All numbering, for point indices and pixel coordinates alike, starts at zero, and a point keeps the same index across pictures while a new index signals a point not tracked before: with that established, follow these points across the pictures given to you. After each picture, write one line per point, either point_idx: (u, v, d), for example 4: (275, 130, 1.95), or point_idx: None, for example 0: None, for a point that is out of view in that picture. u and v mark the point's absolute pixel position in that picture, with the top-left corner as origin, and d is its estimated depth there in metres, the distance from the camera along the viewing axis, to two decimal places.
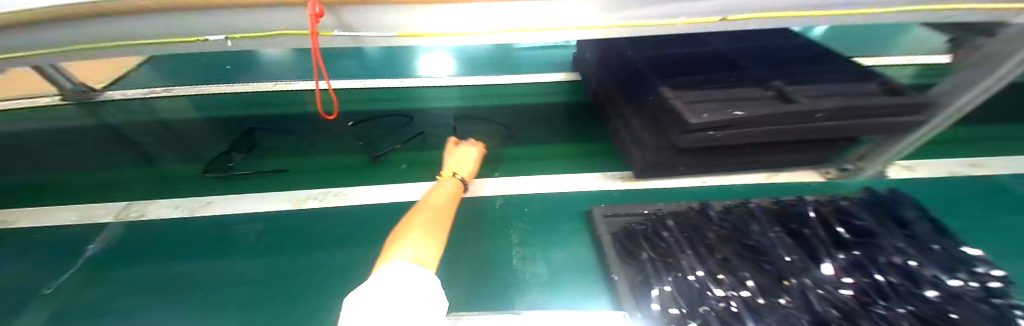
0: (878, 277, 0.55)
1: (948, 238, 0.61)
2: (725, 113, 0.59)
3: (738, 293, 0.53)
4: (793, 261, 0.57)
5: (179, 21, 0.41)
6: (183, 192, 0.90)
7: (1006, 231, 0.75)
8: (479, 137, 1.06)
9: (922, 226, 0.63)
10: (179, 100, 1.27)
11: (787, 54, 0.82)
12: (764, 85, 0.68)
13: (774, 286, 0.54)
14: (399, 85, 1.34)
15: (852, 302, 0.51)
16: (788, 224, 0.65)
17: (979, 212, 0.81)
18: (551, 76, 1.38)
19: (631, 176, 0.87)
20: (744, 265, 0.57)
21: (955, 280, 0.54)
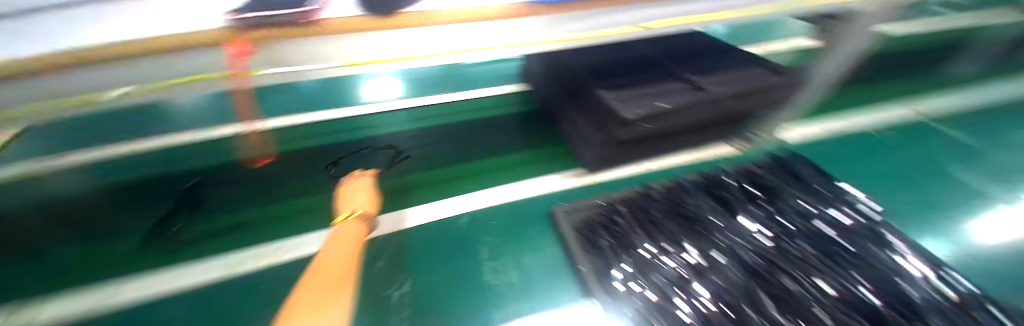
0: (782, 221, 0.67)
1: (826, 178, 0.76)
2: (652, 106, 0.68)
3: (681, 258, 0.63)
4: (719, 221, 0.68)
5: (60, 79, 0.33)
6: (77, 281, 0.74)
7: (866, 167, 1.00)
8: (432, 158, 1.06)
9: (807, 171, 0.79)
10: (53, 168, 1.03)
11: (697, 45, 0.94)
12: (682, 76, 0.78)
13: (707, 243, 0.64)
14: (343, 115, 1.28)
15: (763, 241, 0.63)
16: (711, 187, 0.76)
17: (846, 155, 1.06)
18: (499, 89, 1.42)
19: (583, 171, 0.95)
20: (683, 232, 0.67)
21: (832, 210, 0.68)
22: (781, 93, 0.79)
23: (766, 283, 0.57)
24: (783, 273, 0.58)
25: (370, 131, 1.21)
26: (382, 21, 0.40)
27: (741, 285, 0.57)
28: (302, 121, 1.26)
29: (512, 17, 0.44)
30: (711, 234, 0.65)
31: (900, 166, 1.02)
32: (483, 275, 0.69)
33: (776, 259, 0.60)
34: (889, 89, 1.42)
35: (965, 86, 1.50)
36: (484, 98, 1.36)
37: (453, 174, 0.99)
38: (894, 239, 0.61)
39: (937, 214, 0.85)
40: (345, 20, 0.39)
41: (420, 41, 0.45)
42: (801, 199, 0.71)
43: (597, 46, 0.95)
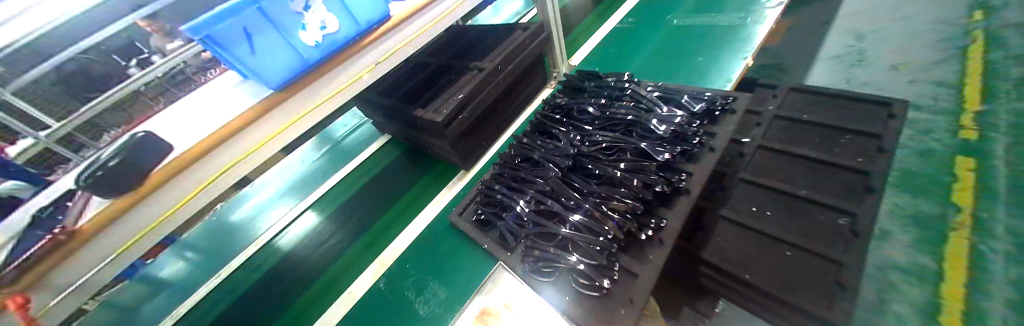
0: (582, 125, 0.87)
1: (597, 78, 0.99)
2: (453, 102, 0.84)
3: (532, 193, 0.78)
4: (545, 150, 0.85)
5: None
6: None
7: (626, 59, 1.44)
8: (339, 245, 1.08)
9: (587, 78, 1.02)
10: None
11: (473, 37, 1.13)
12: (469, 68, 0.95)
13: (543, 171, 0.81)
14: (228, 268, 1.16)
15: (579, 144, 0.82)
16: (540, 129, 0.94)
17: (617, 57, 1.49)
18: (371, 149, 1.46)
19: (462, 173, 1.06)
20: (527, 174, 0.82)
21: (603, 98, 0.91)
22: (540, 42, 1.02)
23: (593, 172, 0.75)
24: (590, 159, 0.77)
25: (265, 262, 1.14)
26: (137, 190, 0.48)
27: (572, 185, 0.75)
28: (182, 302, 1.11)
29: (266, 109, 0.58)
30: (549, 162, 0.82)
31: (647, 48, 1.49)
32: (416, 309, 0.75)
33: (583, 152, 0.79)
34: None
35: None
36: (359, 165, 1.39)
37: (363, 246, 1.03)
38: (645, 99, 0.86)
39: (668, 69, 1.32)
40: (104, 211, 0.46)
41: (209, 161, 0.54)
42: (592, 99, 0.93)
43: (403, 78, 1.07)
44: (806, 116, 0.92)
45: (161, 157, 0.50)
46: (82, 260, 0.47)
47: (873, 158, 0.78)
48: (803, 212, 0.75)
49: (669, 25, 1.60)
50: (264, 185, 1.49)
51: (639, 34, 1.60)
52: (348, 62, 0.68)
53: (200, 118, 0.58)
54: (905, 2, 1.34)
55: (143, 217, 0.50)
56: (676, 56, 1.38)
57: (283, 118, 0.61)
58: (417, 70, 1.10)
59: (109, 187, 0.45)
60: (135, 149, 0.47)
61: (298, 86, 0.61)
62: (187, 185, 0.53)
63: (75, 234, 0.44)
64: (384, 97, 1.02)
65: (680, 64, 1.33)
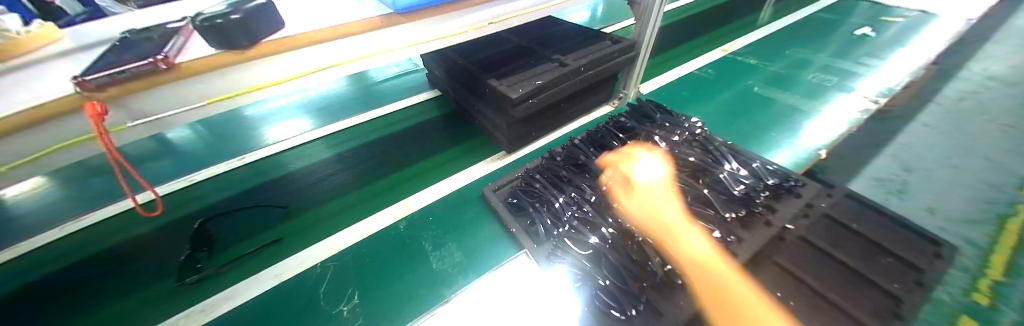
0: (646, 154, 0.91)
1: (670, 115, 1.03)
2: (530, 85, 0.84)
3: (583, 199, 0.81)
4: (601, 162, 0.88)
5: None
6: None
7: (689, 108, 1.46)
8: (362, 175, 1.10)
9: (661, 111, 1.04)
10: None
11: (560, 31, 1.14)
12: (551, 58, 0.95)
13: (594, 181, 0.84)
14: (242, 160, 1.19)
15: None
16: (600, 141, 0.97)
17: (680, 101, 1.51)
18: (411, 100, 1.47)
19: (503, 154, 1.10)
20: (580, 179, 0.86)
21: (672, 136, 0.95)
22: (624, 59, 1.02)
23: (645, 202, 0.79)
24: None
25: (284, 167, 1.16)
26: (244, 52, 0.49)
27: (625, 208, 0.77)
28: (198, 172, 1.15)
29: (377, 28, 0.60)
30: (603, 175, 0.85)
31: (709, 102, 1.50)
32: (432, 263, 0.80)
33: None
34: (703, 50, 1.95)
35: (748, 38, 2.13)
36: (399, 110, 1.41)
37: (388, 185, 1.05)
38: (714, 152, 0.92)
39: (725, 131, 1.34)
40: (212, 58, 0.47)
41: (313, 58, 0.56)
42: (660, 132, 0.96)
43: (482, 46, 1.08)
44: (855, 225, 0.92)
45: (267, 32, 0.52)
46: (174, 94, 0.48)
47: (911, 288, 0.77)
48: (825, 313, 0.74)
49: (736, 89, 1.60)
50: (293, 93, 1.57)
51: (707, 86, 1.61)
52: (454, 13, 0.68)
53: (322, 12, 0.60)
54: (967, 150, 1.27)
55: (241, 80, 0.52)
56: (736, 121, 1.39)
57: (399, 42, 0.63)
58: (497, 43, 1.10)
59: (222, 38, 0.48)
60: (254, 14, 0.50)
61: (418, 16, 0.63)
62: (283, 71, 0.54)
63: (181, 68, 0.45)
64: (460, 56, 1.04)
65: (737, 131, 1.34)
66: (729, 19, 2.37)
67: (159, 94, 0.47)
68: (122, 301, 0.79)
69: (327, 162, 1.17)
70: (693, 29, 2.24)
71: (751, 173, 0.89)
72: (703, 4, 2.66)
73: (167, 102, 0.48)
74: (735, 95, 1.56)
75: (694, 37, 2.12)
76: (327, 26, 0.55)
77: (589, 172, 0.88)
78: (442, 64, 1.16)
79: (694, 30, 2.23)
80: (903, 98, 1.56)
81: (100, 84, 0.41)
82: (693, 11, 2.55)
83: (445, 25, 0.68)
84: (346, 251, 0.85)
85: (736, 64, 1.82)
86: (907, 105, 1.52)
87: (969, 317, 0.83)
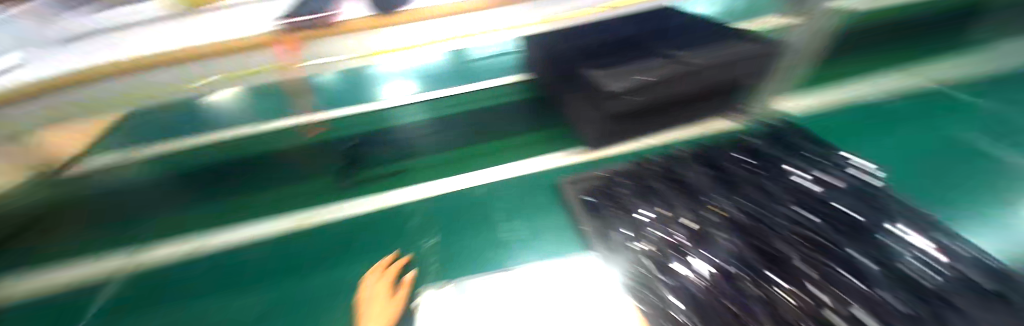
0: (774, 190, 0.75)
1: (816, 153, 0.85)
2: (634, 81, 0.77)
3: (676, 219, 0.72)
4: (709, 186, 0.78)
5: None
6: (187, 237, 1.01)
7: (861, 146, 1.08)
8: (450, 142, 1.21)
9: (808, 149, 0.87)
10: (148, 161, 1.34)
11: (684, 24, 1.00)
12: (665, 54, 0.86)
13: (694, 203, 0.75)
14: (365, 110, 1.43)
15: (753, 206, 0.72)
16: (716, 162, 0.86)
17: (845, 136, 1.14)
18: (506, 79, 1.51)
19: (586, 149, 1.05)
20: (679, 198, 0.77)
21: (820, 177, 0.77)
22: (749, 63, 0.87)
23: (769, 243, 0.63)
24: (764, 228, 0.66)
25: (392, 122, 1.35)
26: (388, 17, 0.61)
27: (731, 243, 0.65)
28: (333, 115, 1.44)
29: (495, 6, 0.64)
30: (708, 199, 0.75)
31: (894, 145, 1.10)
32: (500, 234, 0.85)
33: (759, 218, 0.69)
34: (883, 65, 1.48)
35: (971, 53, 1.52)
36: (493, 87, 1.47)
37: (470, 154, 1.14)
38: (889, 207, 0.68)
39: (926, 186, 0.95)
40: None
41: (441, 28, 0.66)
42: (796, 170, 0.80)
43: (590, 33, 1.02)
44: None
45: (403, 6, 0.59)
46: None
47: None
48: None
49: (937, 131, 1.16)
50: None
51: (889, 123, 1.19)
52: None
53: None
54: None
55: (382, 36, 0.64)
56: (943, 175, 0.98)
57: (511, 21, 0.68)
58: (608, 29, 1.03)
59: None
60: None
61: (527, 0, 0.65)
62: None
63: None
64: (563, 44, 1.02)
65: (947, 189, 0.93)
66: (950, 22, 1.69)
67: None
68: (281, 198, 1.09)
69: (424, 125, 1.31)
70: (878, 32, 1.69)
71: (963, 251, 0.60)
72: None
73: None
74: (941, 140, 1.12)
75: (875, 44, 1.61)
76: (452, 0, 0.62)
77: (689, 193, 0.78)
78: (542, 47, 1.16)
79: (881, 34, 1.67)
80: None
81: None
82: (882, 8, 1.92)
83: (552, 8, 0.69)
84: (433, 205, 0.96)
85: (938, 90, 1.33)
86: None
87: None
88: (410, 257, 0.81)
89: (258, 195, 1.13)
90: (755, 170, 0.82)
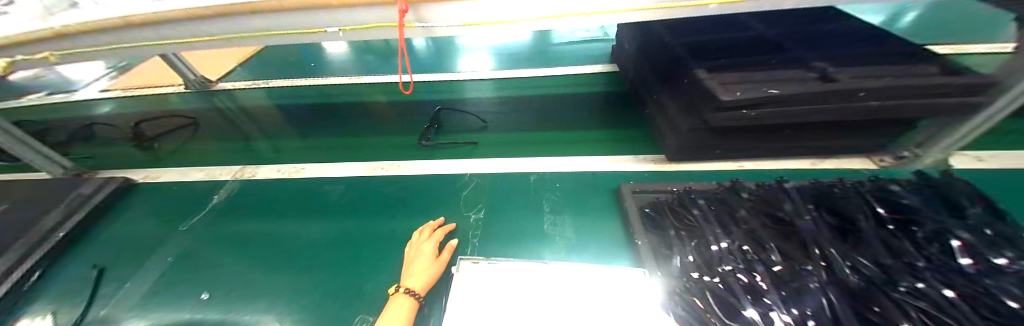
0: (915, 259, 0.57)
1: (1000, 222, 0.62)
2: (756, 91, 0.64)
3: (762, 260, 0.59)
4: (817, 231, 0.63)
5: (315, 17, 0.61)
6: (279, 160, 1.16)
7: None
8: (518, 122, 1.21)
9: (974, 212, 0.64)
10: (268, 92, 1.59)
11: (836, 34, 0.81)
12: (805, 66, 0.69)
13: (790, 247, 0.61)
14: (446, 78, 1.51)
15: (878, 272, 0.56)
16: (827, 205, 0.69)
17: None
18: (587, 69, 1.44)
19: (663, 160, 0.94)
20: (771, 237, 0.63)
21: (999, 257, 0.55)
22: (946, 102, 0.62)
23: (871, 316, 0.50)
24: (888, 302, 0.51)
25: (466, 94, 1.40)
26: None
27: (832, 308, 0.51)
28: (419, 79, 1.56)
29: None
30: (812, 247, 0.60)
31: None
32: (545, 227, 0.81)
33: (882, 288, 0.53)
34: None
35: None
36: (571, 75, 1.41)
37: (535, 139, 1.12)
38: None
39: None
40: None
41: (540, 5, 0.56)
42: (962, 236, 0.59)
43: (705, 30, 0.89)
44: None
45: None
46: (442, 11, 0.58)
47: None
48: None
49: None
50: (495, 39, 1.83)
51: None
52: None
53: None
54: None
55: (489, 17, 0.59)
56: None
57: (628, 5, 0.56)
58: (730, 29, 0.88)
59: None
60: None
61: None
62: (518, 13, 0.58)
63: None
64: (669, 35, 0.89)
65: None
66: None
67: (432, 8, 0.58)
68: (361, 144, 1.20)
69: (496, 101, 1.32)
70: None
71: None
72: None
73: (436, 16, 0.60)
74: None
75: None
76: None
77: (786, 234, 0.64)
78: (642, 39, 1.06)
79: None
80: None
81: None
82: None
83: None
84: (490, 181, 0.96)
85: None
86: None
87: None
88: (451, 225, 0.81)
89: (342, 137, 1.26)
90: (882, 225, 0.64)
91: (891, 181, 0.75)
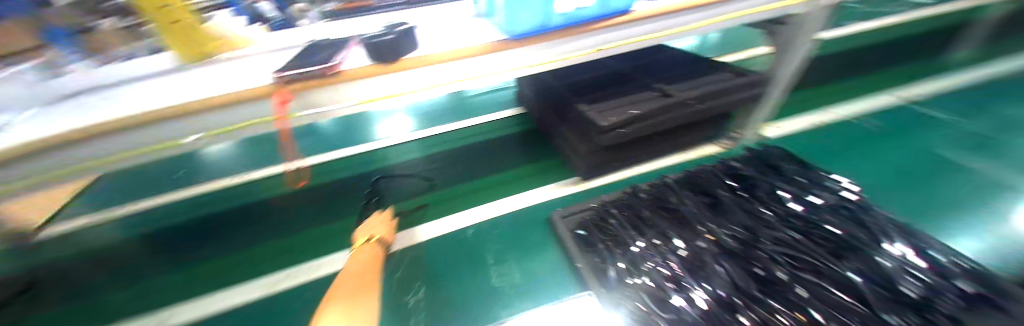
0: (764, 213, 0.74)
1: (802, 168, 0.85)
2: (624, 113, 0.78)
3: (671, 250, 0.69)
4: (699, 211, 0.77)
5: (162, 128, 0.52)
6: (138, 310, 0.90)
7: (851, 162, 1.14)
8: (445, 179, 1.21)
9: (786, 167, 0.86)
10: (104, 217, 1.22)
11: (668, 58, 1.05)
12: (653, 86, 0.87)
13: (685, 231, 0.73)
14: (360, 151, 1.44)
15: (749, 231, 0.70)
16: (699, 186, 0.85)
17: (837, 150, 1.19)
18: (498, 114, 1.55)
19: (577, 180, 1.06)
20: (671, 226, 0.75)
21: (810, 195, 0.76)
22: (744, 93, 0.86)
23: (755, 269, 0.63)
24: (760, 255, 0.65)
25: (386, 162, 1.35)
26: (386, 67, 0.56)
27: (729, 275, 0.63)
28: (327, 157, 1.44)
29: (488, 52, 0.61)
30: (700, 226, 0.73)
31: (882, 158, 1.16)
32: (491, 279, 0.81)
33: (753, 245, 0.67)
34: (853, 87, 1.59)
35: (924, 75, 1.68)
36: (484, 124, 1.50)
37: (464, 190, 1.13)
38: (871, 223, 0.68)
39: (919, 201, 0.99)
40: (366, 69, 0.55)
41: (427, 76, 0.60)
42: (785, 186, 0.80)
43: (577, 70, 1.06)
44: None
45: (410, 49, 0.59)
46: (331, 95, 0.57)
47: None
48: None
49: (920, 146, 1.23)
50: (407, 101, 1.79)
51: (875, 136, 1.26)
52: (566, 40, 0.64)
53: (453, 33, 0.65)
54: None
55: (380, 93, 0.60)
56: (931, 189, 1.03)
57: (514, 64, 0.64)
58: (596, 66, 1.07)
59: (377, 54, 0.55)
60: (406, 34, 0.57)
61: (531, 41, 0.62)
62: (412, 84, 0.60)
63: (338, 74, 0.54)
64: (553, 79, 1.04)
65: (938, 202, 0.98)
66: (902, 49, 1.88)
67: (317, 94, 0.56)
68: (269, 252, 1.03)
69: (419, 163, 1.32)
70: (842, 57, 1.84)
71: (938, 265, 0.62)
72: (858, 27, 2.18)
73: (325, 101, 0.57)
74: (926, 155, 1.18)
75: (841, 68, 1.74)
76: (450, 48, 0.59)
77: (681, 220, 0.76)
78: (534, 83, 1.20)
79: (845, 59, 1.82)
80: None
81: (282, 84, 0.52)
82: (841, 35, 2.11)
83: (561, 48, 0.65)
84: (426, 246, 0.93)
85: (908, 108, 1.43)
86: None
87: None
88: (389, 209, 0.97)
89: (240, 249, 1.05)
90: (738, 192, 0.81)
91: (729, 159, 0.93)
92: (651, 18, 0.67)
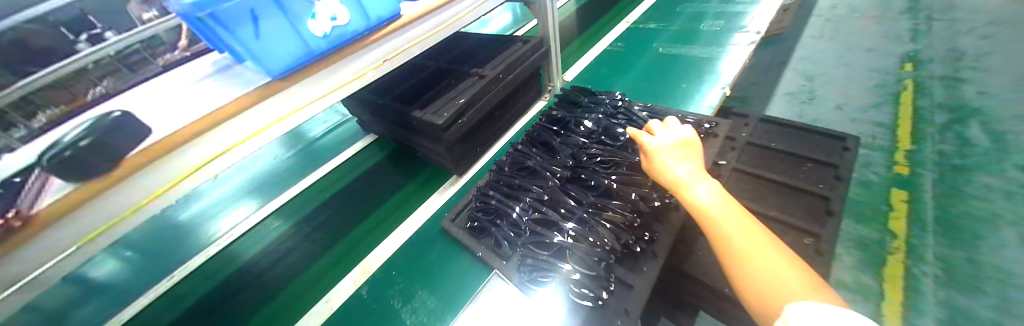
0: (582, 138, 0.97)
1: (591, 95, 1.12)
2: (452, 105, 0.86)
3: (534, 199, 0.84)
4: (541, 159, 0.94)
5: None
6: None
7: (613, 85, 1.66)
8: (319, 245, 1.06)
9: (582, 99, 1.11)
10: None
11: (471, 46, 1.19)
12: (470, 73, 0.98)
13: (538, 179, 0.89)
14: (186, 270, 1.09)
15: (576, 156, 0.91)
16: (538, 139, 1.02)
17: (604, 81, 1.71)
18: (349, 151, 1.42)
19: (455, 178, 1.11)
20: (529, 182, 0.89)
21: (595, 115, 1.02)
22: (533, 55, 1.08)
23: (589, 183, 0.84)
24: (587, 169, 0.86)
25: (231, 262, 1.09)
26: (108, 177, 0.46)
27: (574, 196, 0.82)
28: (134, 302, 1.02)
29: (255, 102, 0.58)
30: (547, 171, 0.89)
31: (628, 74, 1.72)
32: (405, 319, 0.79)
33: (580, 167, 0.88)
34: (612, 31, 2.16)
35: (644, 9, 2.41)
36: (339, 166, 1.36)
37: (347, 247, 1.02)
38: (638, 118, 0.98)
39: (651, 95, 1.55)
40: (72, 195, 0.43)
41: (215, 142, 0.56)
42: (587, 114, 1.04)
43: (399, 80, 1.08)
44: (784, 122, 1.14)
45: (135, 142, 0.49)
46: (40, 251, 0.43)
47: (840, 153, 0.98)
48: (817, 171, 0.95)
49: (649, 56, 1.84)
50: (220, 183, 1.41)
51: (622, 60, 1.84)
52: (346, 60, 0.70)
53: (203, 103, 0.58)
54: (858, 52, 1.59)
55: (123, 203, 0.49)
56: (655, 84, 1.61)
57: (289, 106, 0.64)
58: (415, 72, 1.12)
59: (78, 171, 0.44)
60: (115, 126, 0.48)
61: (294, 78, 0.64)
62: (166, 175, 0.52)
63: (31, 222, 0.41)
64: (379, 96, 1.03)
65: (658, 91, 1.56)
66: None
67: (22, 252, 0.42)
68: None
69: (278, 243, 1.10)
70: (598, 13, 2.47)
71: None
72: None
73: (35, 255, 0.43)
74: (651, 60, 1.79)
75: (603, 19, 2.33)
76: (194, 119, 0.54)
77: (536, 173, 0.92)
78: (366, 109, 1.17)
79: (601, 13, 2.45)
80: (787, 27, 1.92)
81: None
82: None
83: (343, 73, 0.71)
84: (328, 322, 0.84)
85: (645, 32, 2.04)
86: (792, 30, 1.88)
87: (895, 205, 1.01)
88: None
89: None
90: (562, 132, 1.02)
91: (551, 109, 1.13)
92: (411, 24, 0.80)
